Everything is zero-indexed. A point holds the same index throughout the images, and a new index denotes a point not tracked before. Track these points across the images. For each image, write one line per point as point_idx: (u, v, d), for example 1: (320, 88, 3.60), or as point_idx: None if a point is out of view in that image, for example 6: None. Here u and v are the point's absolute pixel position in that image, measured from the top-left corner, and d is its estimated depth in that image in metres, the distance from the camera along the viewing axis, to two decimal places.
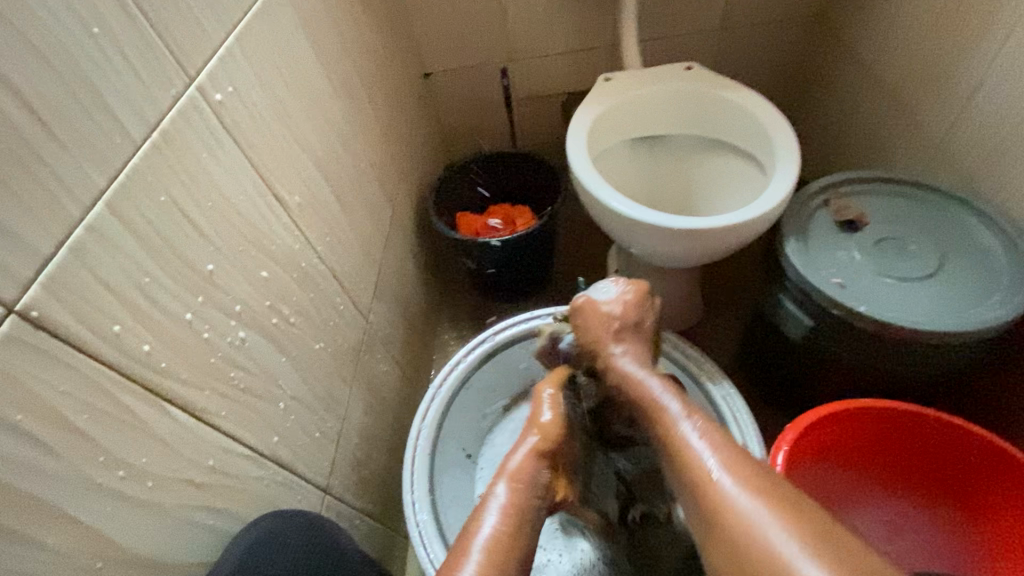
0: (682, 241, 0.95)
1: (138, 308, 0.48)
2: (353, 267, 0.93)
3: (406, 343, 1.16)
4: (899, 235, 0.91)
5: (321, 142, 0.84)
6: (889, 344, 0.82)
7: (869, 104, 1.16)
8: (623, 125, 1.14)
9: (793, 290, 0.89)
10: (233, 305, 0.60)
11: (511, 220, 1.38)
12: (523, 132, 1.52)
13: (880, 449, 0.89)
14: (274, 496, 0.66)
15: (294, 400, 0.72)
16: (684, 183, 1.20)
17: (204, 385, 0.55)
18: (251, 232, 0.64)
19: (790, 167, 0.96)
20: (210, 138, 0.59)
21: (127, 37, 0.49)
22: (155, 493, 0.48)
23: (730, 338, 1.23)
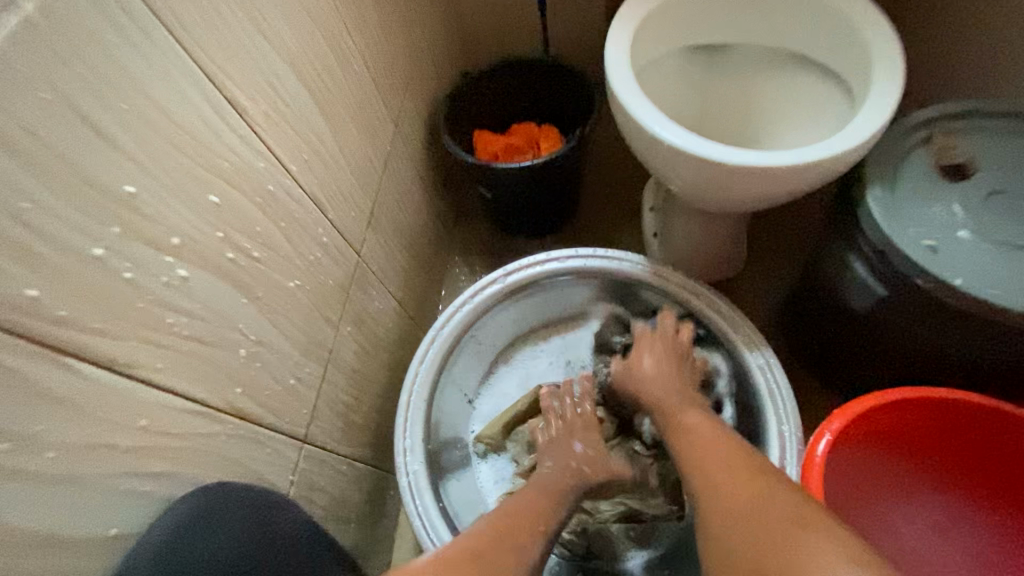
0: (735, 182, 0.78)
1: (14, 242, 0.37)
2: (341, 191, 0.80)
3: (409, 278, 1.06)
4: (1018, 189, 0.71)
5: (295, 33, 0.68)
6: (983, 328, 0.66)
7: (1003, 10, 0.90)
8: (677, 29, 0.93)
9: (868, 251, 0.72)
10: (169, 237, 0.50)
11: (533, 143, 1.20)
12: (555, 34, 1.29)
13: (936, 439, 0.76)
14: (235, 452, 0.59)
15: (261, 345, 0.63)
16: (745, 106, 1.00)
17: (129, 335, 0.46)
18: (191, 145, 0.52)
19: (889, 92, 0.75)
20: (122, 18, 0.45)
21: None
22: (62, 464, 0.41)
23: (774, 294, 1.07)
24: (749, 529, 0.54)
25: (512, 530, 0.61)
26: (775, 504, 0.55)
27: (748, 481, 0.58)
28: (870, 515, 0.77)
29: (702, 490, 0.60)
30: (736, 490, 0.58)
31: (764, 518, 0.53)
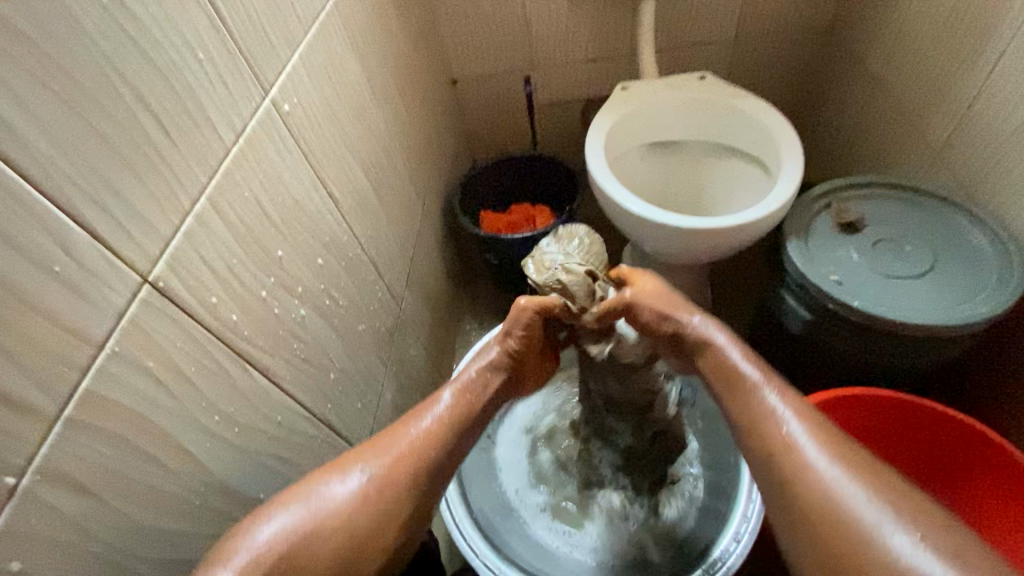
0: (689, 239, 1.03)
1: (228, 284, 0.58)
2: (389, 256, 1.02)
3: (432, 330, 1.26)
4: (896, 237, 0.97)
5: (364, 143, 0.94)
6: (880, 336, 0.89)
7: (875, 110, 1.22)
8: (638, 130, 1.22)
9: (794, 285, 0.96)
10: (296, 285, 0.70)
11: (531, 219, 1.46)
12: (543, 136, 1.61)
13: (876, 435, 0.94)
14: (324, 454, 0.75)
15: (341, 372, 0.81)
16: (695, 184, 1.28)
17: (274, 352, 0.65)
18: (310, 223, 0.75)
19: (794, 172, 1.03)
20: (280, 144, 0.69)
21: (222, 59, 0.59)
22: (239, 438, 0.58)
23: (737, 333, 1.30)
24: (795, 480, 0.55)
25: (394, 472, 0.59)
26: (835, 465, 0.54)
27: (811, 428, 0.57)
28: None
29: (770, 452, 0.58)
30: (795, 443, 0.56)
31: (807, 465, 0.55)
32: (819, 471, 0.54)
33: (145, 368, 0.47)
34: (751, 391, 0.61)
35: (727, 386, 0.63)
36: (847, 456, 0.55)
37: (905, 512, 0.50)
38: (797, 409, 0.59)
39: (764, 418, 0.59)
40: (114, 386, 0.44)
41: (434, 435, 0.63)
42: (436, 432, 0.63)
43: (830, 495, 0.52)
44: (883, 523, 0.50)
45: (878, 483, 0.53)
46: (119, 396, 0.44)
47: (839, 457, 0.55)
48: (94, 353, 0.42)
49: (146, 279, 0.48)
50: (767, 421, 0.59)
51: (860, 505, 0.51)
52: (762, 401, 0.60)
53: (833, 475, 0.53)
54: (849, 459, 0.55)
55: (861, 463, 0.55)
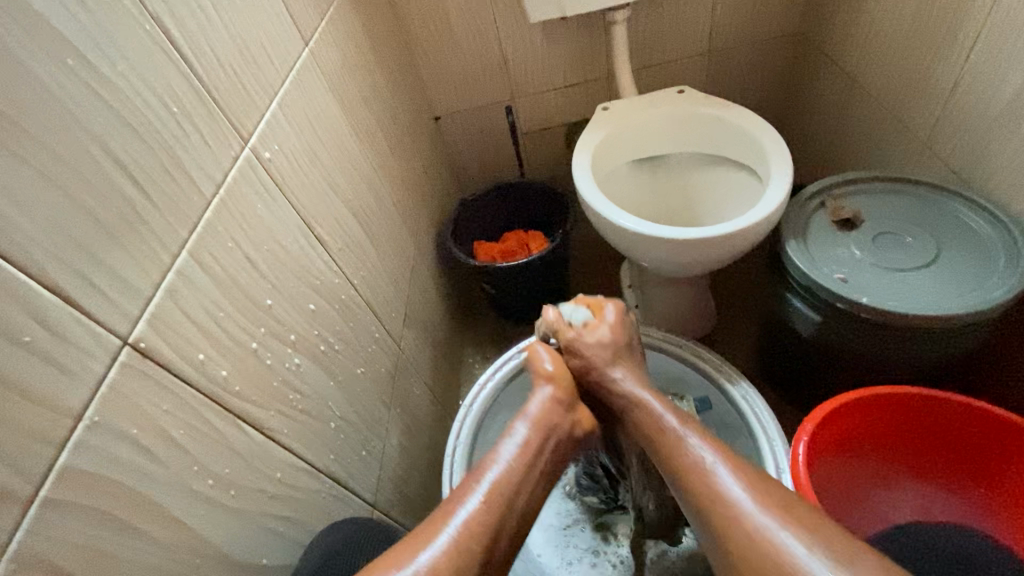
0: (687, 250, 1.01)
1: (216, 339, 0.56)
2: (384, 295, 1.01)
3: (435, 367, 1.23)
4: (895, 229, 0.96)
5: (349, 184, 0.93)
6: (895, 331, 0.86)
7: (857, 106, 1.22)
8: (624, 148, 1.22)
9: (799, 288, 0.94)
10: (289, 334, 0.68)
11: (525, 245, 1.45)
12: (529, 163, 1.61)
13: (898, 435, 0.90)
14: (330, 508, 0.71)
15: (343, 419, 0.78)
16: (686, 196, 1.27)
17: (269, 405, 0.62)
18: (299, 269, 0.73)
19: (785, 174, 1.02)
20: (262, 192, 0.68)
21: (197, 112, 0.59)
22: (237, 500, 0.55)
23: (746, 341, 1.27)
24: (750, 557, 0.54)
25: (497, 497, 0.60)
26: (796, 541, 0.53)
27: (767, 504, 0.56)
28: (859, 509, 0.90)
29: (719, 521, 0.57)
30: (760, 526, 0.55)
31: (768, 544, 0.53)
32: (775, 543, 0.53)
33: (129, 436, 0.44)
34: (663, 427, 0.66)
35: (637, 421, 0.70)
36: (763, 492, 0.58)
37: (825, 546, 0.52)
38: (734, 470, 0.60)
39: (672, 453, 0.64)
40: (94, 458, 0.41)
41: (491, 499, 0.60)
42: (495, 501, 0.60)
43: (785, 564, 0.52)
44: (805, 557, 0.52)
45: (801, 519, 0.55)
46: (102, 467, 0.42)
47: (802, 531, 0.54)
48: (72, 424, 0.40)
49: (126, 341, 0.45)
50: (672, 458, 0.64)
51: (788, 543, 0.53)
52: (670, 436, 0.65)
53: (794, 552, 0.52)
54: (764, 495, 0.57)
55: (775, 497, 0.57)
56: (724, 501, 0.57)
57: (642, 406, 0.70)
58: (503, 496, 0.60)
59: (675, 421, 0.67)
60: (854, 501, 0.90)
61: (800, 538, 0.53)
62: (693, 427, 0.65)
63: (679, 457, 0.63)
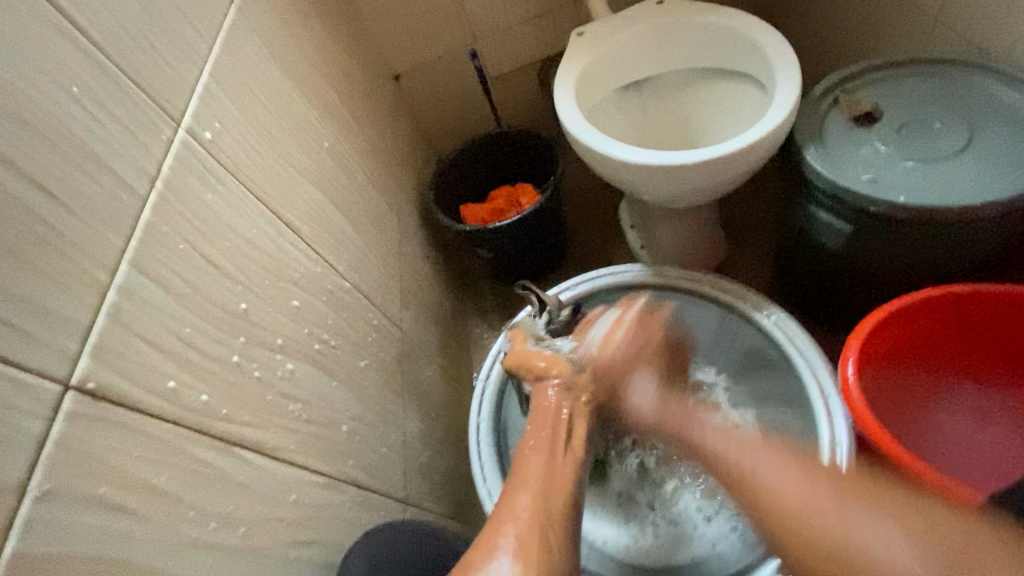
0: (697, 175, 0.92)
1: (187, 361, 0.47)
2: (375, 278, 0.91)
3: (442, 345, 1.15)
4: (920, 117, 0.87)
5: (313, 161, 0.83)
6: (937, 228, 0.79)
7: None
8: (608, 75, 1.11)
9: (824, 197, 0.85)
10: (275, 338, 0.60)
11: (515, 201, 1.35)
12: (505, 111, 1.49)
13: (943, 338, 0.84)
14: (359, 518, 0.65)
15: (355, 420, 0.71)
16: (682, 119, 1.17)
17: (267, 423, 0.54)
18: (272, 263, 0.63)
19: (793, 74, 0.92)
20: (210, 180, 0.57)
21: (107, 92, 0.47)
22: (248, 538, 0.48)
23: (763, 266, 1.20)
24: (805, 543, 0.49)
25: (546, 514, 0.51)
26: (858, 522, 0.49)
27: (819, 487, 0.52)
28: (910, 421, 0.84)
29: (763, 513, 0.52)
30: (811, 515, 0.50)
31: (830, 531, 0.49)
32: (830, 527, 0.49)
33: (95, 497, 0.36)
34: (700, 432, 0.58)
35: (660, 422, 0.61)
36: (829, 483, 0.52)
37: (918, 528, 0.49)
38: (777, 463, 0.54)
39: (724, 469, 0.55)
40: (58, 536, 0.33)
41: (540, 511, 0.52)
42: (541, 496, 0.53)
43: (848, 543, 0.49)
44: (904, 551, 0.47)
45: (870, 497, 0.51)
46: (71, 543, 0.34)
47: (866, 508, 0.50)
48: (16, 502, 0.32)
49: (67, 385, 0.37)
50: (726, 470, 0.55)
51: (885, 534, 0.49)
52: (714, 448, 0.56)
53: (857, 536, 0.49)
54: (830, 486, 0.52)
55: (835, 479, 0.53)
56: (758, 486, 0.53)
57: (664, 411, 0.61)
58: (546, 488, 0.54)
59: (711, 423, 0.58)
60: (904, 415, 0.85)
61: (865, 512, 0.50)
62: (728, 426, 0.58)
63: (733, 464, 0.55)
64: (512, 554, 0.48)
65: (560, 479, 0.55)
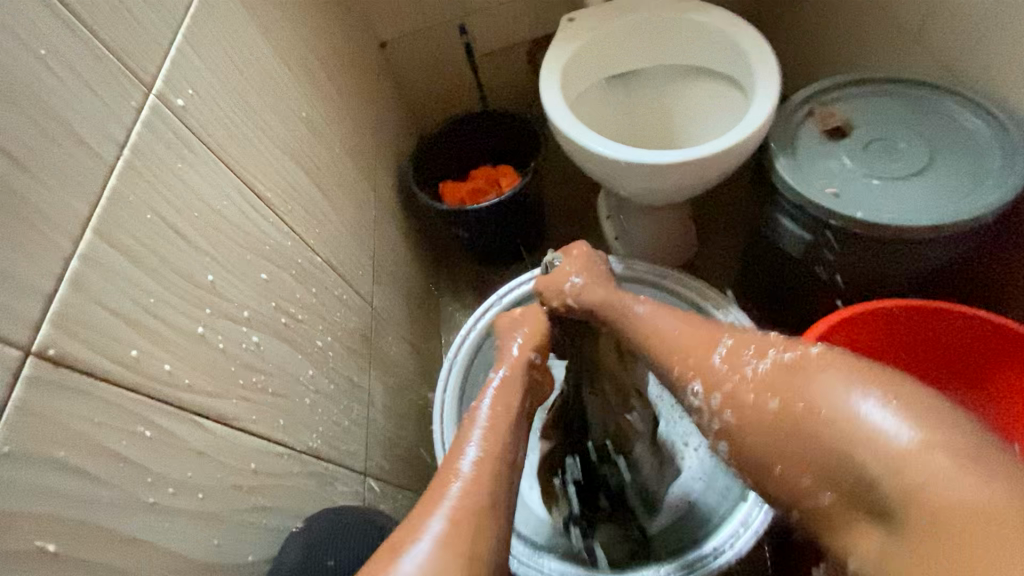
0: (671, 175, 0.94)
1: (150, 331, 0.48)
2: (347, 252, 0.92)
3: (413, 322, 1.17)
4: (887, 136, 0.90)
5: (289, 130, 0.82)
6: (889, 244, 0.83)
7: (840, 3, 1.12)
8: (594, 66, 1.11)
9: (788, 206, 0.89)
10: (241, 311, 0.60)
11: (495, 182, 1.35)
12: (491, 90, 1.48)
13: (894, 351, 0.89)
14: (318, 488, 0.67)
15: (318, 393, 0.73)
16: (663, 116, 1.19)
17: (230, 394, 0.56)
18: (241, 235, 0.64)
19: (772, 81, 0.94)
20: (180, 147, 0.57)
21: (74, 53, 0.47)
22: (206, 503, 0.49)
23: (728, 265, 1.24)
24: (817, 453, 0.47)
25: (471, 514, 0.46)
26: (871, 403, 0.46)
27: (836, 375, 0.49)
28: None
29: (776, 415, 0.51)
30: (818, 410, 0.48)
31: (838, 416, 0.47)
32: (854, 419, 0.46)
33: (54, 460, 0.37)
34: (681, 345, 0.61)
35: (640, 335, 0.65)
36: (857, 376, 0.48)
37: (930, 418, 0.43)
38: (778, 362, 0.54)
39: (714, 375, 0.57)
40: (17, 496, 0.34)
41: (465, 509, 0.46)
42: (486, 462, 0.51)
43: (878, 441, 0.44)
44: (906, 435, 0.43)
45: (866, 374, 0.48)
46: (31, 505, 0.35)
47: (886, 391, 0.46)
48: None
49: (28, 352, 0.37)
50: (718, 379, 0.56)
51: (874, 420, 0.45)
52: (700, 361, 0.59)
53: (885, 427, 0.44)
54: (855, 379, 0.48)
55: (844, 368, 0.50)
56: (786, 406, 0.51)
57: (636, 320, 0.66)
58: (490, 455, 0.52)
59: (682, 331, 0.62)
60: None
61: (880, 394, 0.46)
62: (727, 349, 0.58)
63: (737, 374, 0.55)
64: (442, 531, 0.44)
65: (505, 448, 0.53)
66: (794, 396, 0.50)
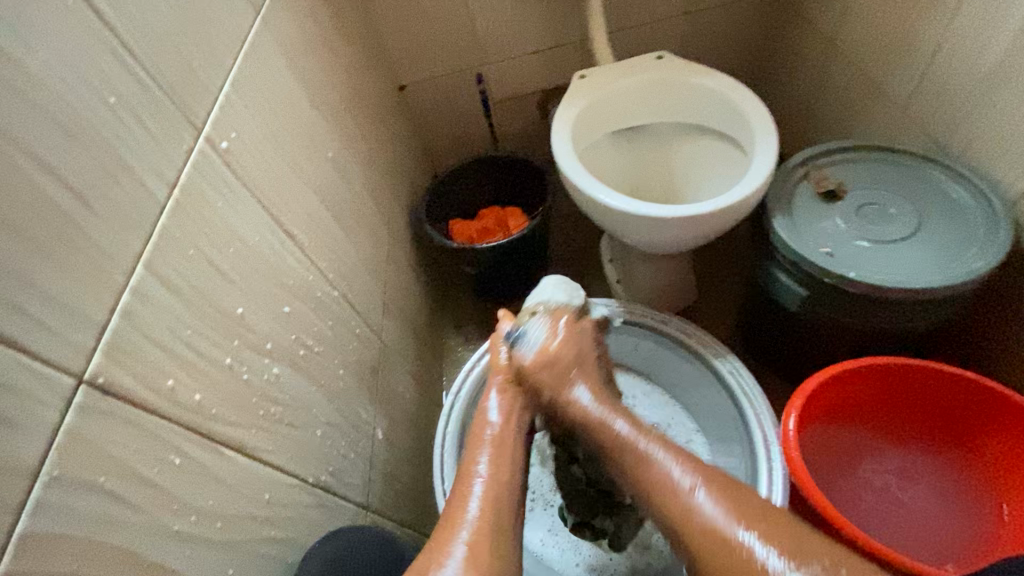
0: (673, 228, 0.98)
1: (185, 361, 0.50)
2: (361, 286, 0.95)
3: (417, 354, 1.19)
4: (878, 200, 0.96)
5: (317, 170, 0.86)
6: (881, 304, 0.87)
7: (834, 74, 1.21)
8: (602, 121, 1.18)
9: (785, 262, 0.93)
10: (265, 342, 0.63)
11: (503, 222, 1.40)
12: (503, 135, 1.55)
13: (880, 404, 0.93)
14: (324, 520, 0.68)
15: (328, 425, 0.74)
16: (666, 169, 1.25)
17: (250, 424, 0.58)
18: (270, 269, 0.67)
19: (770, 144, 1.00)
20: (222, 186, 0.61)
21: (140, 102, 0.51)
22: (224, 532, 0.51)
23: (726, 313, 1.28)
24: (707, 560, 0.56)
25: (489, 509, 0.59)
26: (748, 533, 0.55)
27: (710, 491, 0.59)
28: (839, 476, 0.93)
29: (680, 523, 0.58)
30: (716, 526, 0.56)
31: (711, 529, 0.56)
32: (730, 541, 0.55)
33: (94, 485, 0.39)
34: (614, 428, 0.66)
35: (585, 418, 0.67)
36: (722, 492, 0.59)
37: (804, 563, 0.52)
38: (688, 469, 0.61)
39: (637, 464, 0.63)
40: (59, 518, 0.36)
41: (490, 504, 0.59)
42: (492, 506, 0.59)
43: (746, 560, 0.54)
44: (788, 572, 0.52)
45: (742, 508, 0.57)
46: (70, 527, 0.37)
47: (758, 526, 0.56)
48: (29, 485, 0.35)
49: (81, 379, 0.40)
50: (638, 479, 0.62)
51: (757, 552, 0.54)
52: (624, 445, 0.64)
53: (755, 552, 0.54)
54: (721, 495, 0.58)
55: (728, 493, 0.59)
56: (687, 521, 0.58)
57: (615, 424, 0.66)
58: (497, 494, 0.61)
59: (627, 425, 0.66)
60: (840, 468, 0.93)
61: (753, 531, 0.55)
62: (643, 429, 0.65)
63: (653, 482, 0.61)
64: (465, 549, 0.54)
65: (507, 487, 0.62)
66: (710, 493, 0.59)
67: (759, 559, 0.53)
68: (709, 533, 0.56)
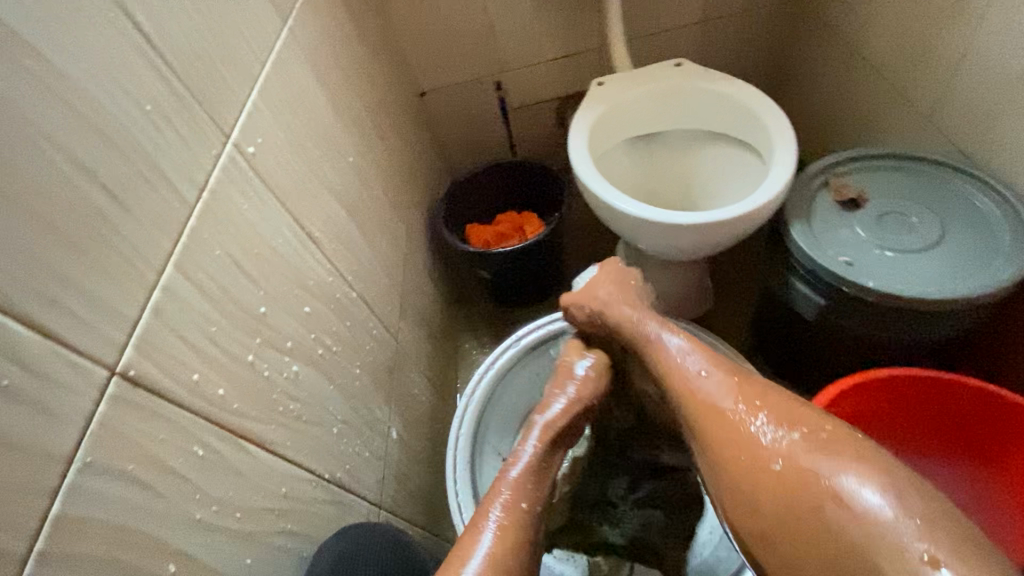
0: (688, 235, 0.98)
1: (210, 357, 0.52)
2: (379, 289, 0.97)
3: (432, 357, 1.20)
4: (900, 209, 0.94)
5: (338, 175, 0.88)
6: (901, 314, 0.86)
7: (856, 81, 1.19)
8: (620, 127, 1.18)
9: (802, 270, 0.92)
10: (285, 341, 0.65)
11: (519, 228, 1.41)
12: (520, 141, 1.56)
13: (899, 417, 0.90)
14: (338, 517, 0.70)
15: (344, 423, 0.76)
16: (684, 176, 1.25)
17: (270, 419, 0.60)
18: (292, 270, 0.69)
19: (789, 152, 0.99)
20: (247, 189, 0.63)
21: (174, 108, 0.53)
22: (243, 523, 0.53)
23: (742, 322, 1.27)
24: (785, 516, 0.50)
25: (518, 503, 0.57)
26: (846, 476, 0.49)
27: (804, 442, 0.52)
28: None
29: (755, 472, 0.53)
30: (807, 473, 0.50)
31: (809, 477, 0.50)
32: (827, 485, 0.49)
33: (123, 473, 0.41)
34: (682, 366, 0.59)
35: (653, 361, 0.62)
36: (814, 434, 0.52)
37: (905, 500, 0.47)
38: (772, 413, 0.54)
39: (713, 409, 0.56)
40: (91, 502, 0.38)
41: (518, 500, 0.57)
42: (520, 502, 0.57)
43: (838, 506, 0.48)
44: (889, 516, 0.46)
45: (835, 449, 0.51)
46: (100, 511, 0.39)
47: (855, 466, 0.49)
48: (64, 469, 0.37)
49: (114, 371, 0.42)
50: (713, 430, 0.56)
51: (855, 498, 0.47)
52: (701, 395, 0.57)
53: (844, 492, 0.48)
54: (814, 441, 0.52)
55: (822, 438, 0.52)
56: (767, 466, 0.52)
57: (660, 356, 0.61)
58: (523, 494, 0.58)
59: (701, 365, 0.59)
60: None
61: (852, 472, 0.49)
62: (725, 375, 0.58)
63: (731, 430, 0.55)
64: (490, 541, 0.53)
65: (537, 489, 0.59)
66: (793, 442, 0.52)
67: (854, 505, 0.47)
68: (795, 484, 0.50)
